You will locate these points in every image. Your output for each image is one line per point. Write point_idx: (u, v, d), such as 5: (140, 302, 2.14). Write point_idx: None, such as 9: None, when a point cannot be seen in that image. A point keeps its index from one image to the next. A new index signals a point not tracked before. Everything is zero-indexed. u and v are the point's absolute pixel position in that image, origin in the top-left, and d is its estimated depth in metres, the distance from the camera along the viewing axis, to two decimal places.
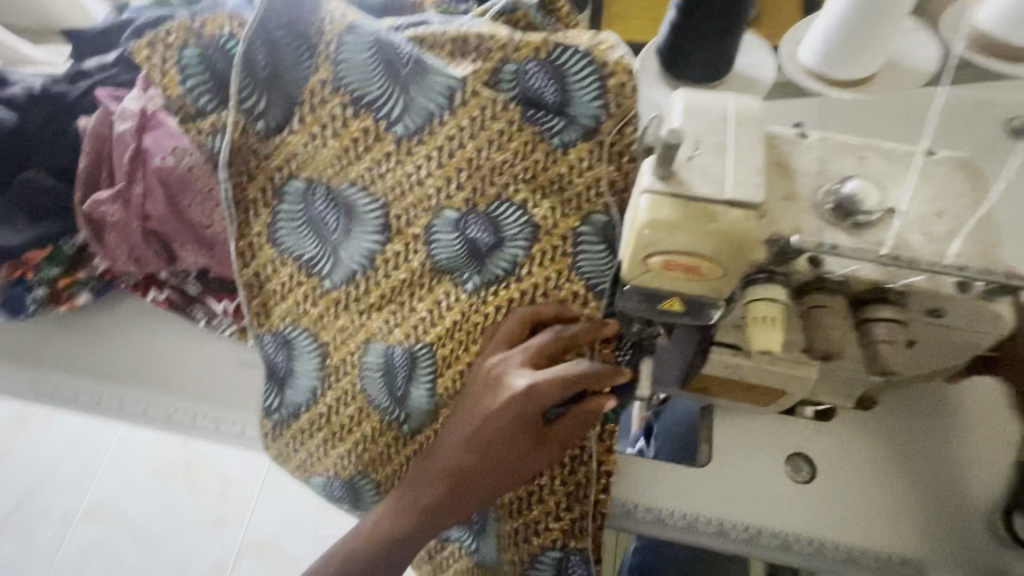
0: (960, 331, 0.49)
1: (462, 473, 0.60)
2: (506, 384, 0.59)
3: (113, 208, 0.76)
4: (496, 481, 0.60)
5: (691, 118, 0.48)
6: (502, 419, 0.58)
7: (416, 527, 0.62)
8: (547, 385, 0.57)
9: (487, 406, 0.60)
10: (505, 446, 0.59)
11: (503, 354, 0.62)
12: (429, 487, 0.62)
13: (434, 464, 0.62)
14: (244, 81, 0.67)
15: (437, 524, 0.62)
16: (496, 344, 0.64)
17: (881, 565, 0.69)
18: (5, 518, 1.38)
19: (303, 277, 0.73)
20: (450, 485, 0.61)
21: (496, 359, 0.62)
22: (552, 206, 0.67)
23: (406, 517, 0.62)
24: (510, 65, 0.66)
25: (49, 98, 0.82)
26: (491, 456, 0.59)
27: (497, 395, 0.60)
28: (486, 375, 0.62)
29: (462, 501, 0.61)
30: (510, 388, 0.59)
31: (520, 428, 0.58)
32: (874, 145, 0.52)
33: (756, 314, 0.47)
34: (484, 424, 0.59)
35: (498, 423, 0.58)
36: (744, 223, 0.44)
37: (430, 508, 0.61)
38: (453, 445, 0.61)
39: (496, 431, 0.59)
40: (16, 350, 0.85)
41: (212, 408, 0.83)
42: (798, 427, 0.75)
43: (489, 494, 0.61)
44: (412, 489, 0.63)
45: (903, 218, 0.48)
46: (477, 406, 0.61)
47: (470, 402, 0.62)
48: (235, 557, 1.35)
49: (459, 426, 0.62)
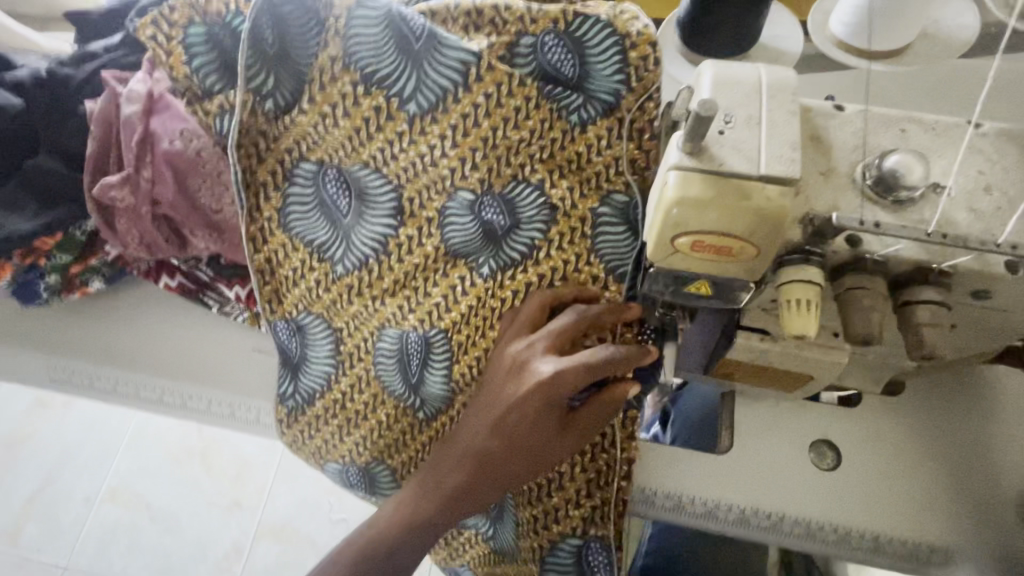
0: (1005, 314, 0.47)
1: (486, 460, 0.59)
2: (530, 369, 0.58)
3: (122, 192, 0.75)
4: (519, 467, 0.59)
5: (721, 90, 0.46)
6: (526, 406, 0.57)
7: (439, 513, 0.61)
8: (572, 371, 0.55)
9: (510, 392, 0.58)
10: (530, 432, 0.58)
11: (525, 340, 0.60)
12: (451, 473, 0.61)
13: (456, 450, 0.61)
14: (252, 58, 0.64)
15: (460, 510, 0.61)
16: (517, 330, 0.62)
17: (907, 553, 0.68)
18: (28, 500, 1.40)
19: (315, 262, 0.72)
20: (473, 471, 0.60)
21: (520, 345, 0.60)
22: (571, 186, 0.65)
23: (428, 503, 0.61)
24: (526, 39, 0.64)
25: (56, 81, 0.80)
26: (515, 442, 0.58)
27: (521, 381, 0.58)
28: (509, 361, 0.60)
29: (485, 488, 0.60)
30: (535, 374, 0.57)
31: (545, 415, 0.57)
32: (915, 118, 0.49)
33: (790, 297, 0.45)
34: (507, 410, 0.58)
35: (522, 409, 0.57)
36: (780, 201, 0.42)
37: (453, 495, 0.61)
38: (476, 431, 0.60)
39: (520, 418, 0.57)
40: (30, 336, 0.85)
41: (227, 395, 0.83)
42: (824, 413, 0.73)
43: (512, 481, 0.60)
44: (434, 475, 0.62)
45: (950, 195, 0.45)
46: (500, 392, 0.59)
47: (493, 389, 0.60)
48: (252, 540, 1.37)
49: (481, 412, 0.60)
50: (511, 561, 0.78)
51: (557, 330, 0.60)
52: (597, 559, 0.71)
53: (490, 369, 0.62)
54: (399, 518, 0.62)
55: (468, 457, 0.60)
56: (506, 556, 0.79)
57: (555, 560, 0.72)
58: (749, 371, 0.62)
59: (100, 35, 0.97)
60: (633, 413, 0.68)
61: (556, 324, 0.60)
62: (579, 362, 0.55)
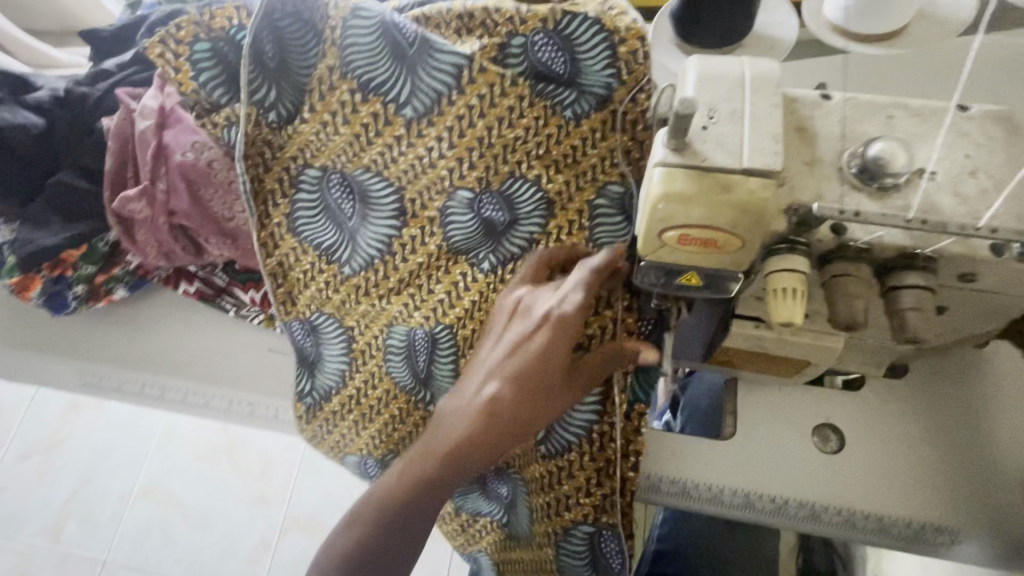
0: (995, 296, 0.47)
1: (497, 402, 0.59)
2: (540, 316, 0.61)
3: (140, 205, 0.78)
4: (530, 418, 0.60)
5: (704, 85, 0.47)
6: (537, 345, 0.60)
7: (452, 471, 0.59)
8: (581, 311, 0.59)
9: (519, 336, 0.61)
10: (542, 371, 0.60)
11: (532, 291, 0.62)
12: (461, 424, 0.60)
13: (465, 401, 0.61)
14: (253, 71, 0.67)
15: (471, 467, 0.60)
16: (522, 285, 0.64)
17: (912, 533, 0.69)
18: (68, 499, 1.47)
19: (324, 265, 0.74)
20: (485, 416, 0.59)
21: (522, 291, 0.63)
22: (567, 179, 0.66)
23: (438, 456, 0.59)
24: (517, 39, 0.65)
25: (73, 99, 0.84)
26: (526, 386, 0.59)
27: (528, 320, 0.61)
28: (513, 304, 0.63)
29: (495, 439, 0.59)
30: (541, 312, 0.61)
31: (557, 359, 0.59)
32: (902, 103, 0.49)
33: (776, 286, 0.46)
34: (518, 351, 0.60)
35: (533, 346, 0.60)
36: (762, 193, 0.43)
37: (463, 442, 0.59)
38: (487, 373, 0.61)
39: (531, 357, 0.60)
40: (61, 344, 0.90)
41: (247, 395, 0.86)
42: (827, 397, 0.74)
43: (524, 429, 0.60)
44: (443, 433, 0.61)
45: (934, 180, 0.45)
46: (507, 338, 0.61)
47: (499, 333, 0.62)
48: (280, 534, 1.42)
49: (490, 355, 0.62)
50: (527, 546, 0.80)
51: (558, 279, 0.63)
52: (610, 546, 0.72)
53: (494, 326, 0.63)
54: (410, 481, 0.59)
55: (480, 409, 0.60)
56: (522, 541, 0.81)
57: (569, 546, 0.73)
58: (747, 357, 0.63)
59: (112, 51, 1.01)
60: (639, 406, 0.69)
61: (574, 276, 0.60)
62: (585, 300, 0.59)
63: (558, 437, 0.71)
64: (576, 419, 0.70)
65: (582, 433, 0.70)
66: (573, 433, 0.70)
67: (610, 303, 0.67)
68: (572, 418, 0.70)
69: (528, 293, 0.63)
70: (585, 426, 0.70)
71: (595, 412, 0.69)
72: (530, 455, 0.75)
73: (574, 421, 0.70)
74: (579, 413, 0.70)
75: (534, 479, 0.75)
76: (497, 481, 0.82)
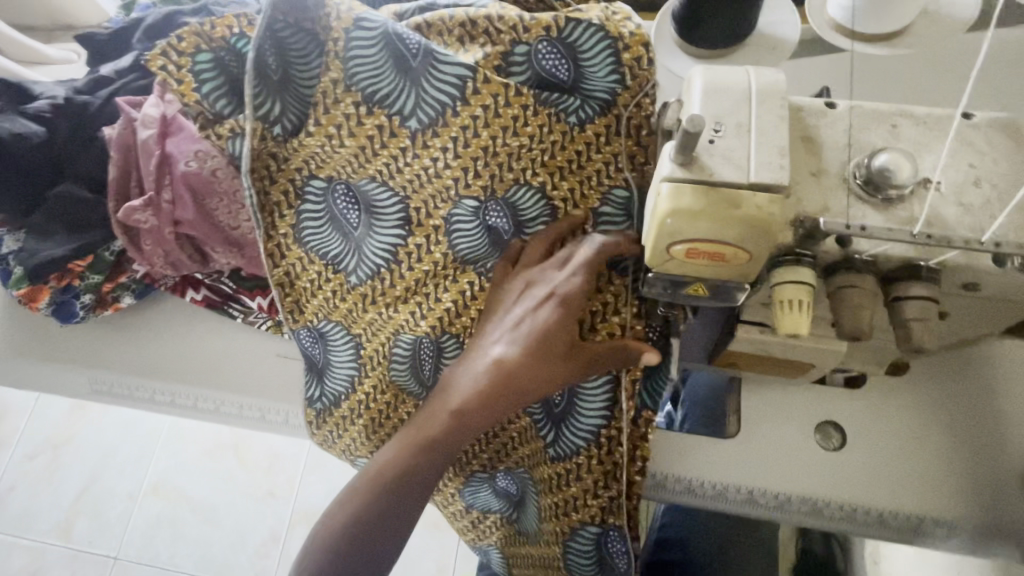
0: (996, 303, 0.48)
1: (504, 364, 0.62)
2: (546, 288, 0.64)
3: (146, 215, 0.79)
4: (531, 383, 0.62)
5: (711, 98, 0.47)
6: (543, 315, 0.63)
7: (453, 428, 0.62)
8: (587, 286, 0.63)
9: (528, 308, 0.64)
10: (546, 340, 0.62)
11: (539, 267, 0.65)
12: (469, 384, 0.63)
13: (474, 363, 0.64)
14: (257, 87, 0.66)
15: (471, 425, 0.63)
16: (528, 263, 0.66)
17: (911, 526, 0.71)
18: (77, 498, 1.49)
19: (331, 273, 0.75)
20: (491, 377, 0.62)
21: (534, 270, 0.66)
22: (572, 186, 0.67)
23: (444, 413, 0.63)
24: (520, 48, 0.65)
25: (74, 108, 0.83)
26: (532, 351, 0.62)
27: (536, 294, 0.64)
28: (523, 280, 0.66)
29: (499, 399, 0.62)
30: (548, 286, 0.64)
31: (559, 329, 0.62)
32: (907, 112, 0.49)
33: (783, 297, 0.47)
34: (524, 321, 0.63)
35: (539, 316, 0.63)
36: (769, 208, 0.44)
37: (469, 401, 0.62)
38: (495, 339, 0.64)
39: (537, 326, 0.63)
40: (69, 353, 0.90)
41: (256, 401, 0.87)
42: (829, 394, 0.75)
43: (527, 395, 0.62)
44: (445, 395, 0.64)
45: (938, 191, 0.46)
46: (517, 309, 0.64)
47: (508, 305, 0.65)
48: (288, 527, 1.45)
49: (499, 323, 0.65)
50: (535, 544, 0.83)
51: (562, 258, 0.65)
52: (616, 547, 0.73)
53: (501, 297, 0.66)
54: (412, 442, 0.63)
55: (484, 371, 0.62)
56: (529, 538, 0.84)
57: (576, 545, 0.75)
58: (752, 360, 0.64)
59: (108, 55, 1.00)
60: (647, 413, 0.70)
61: (580, 257, 0.64)
62: (592, 274, 0.62)
63: (567, 439, 0.73)
64: (584, 423, 0.71)
65: (590, 436, 0.71)
66: (580, 437, 0.72)
67: (617, 310, 0.67)
68: (580, 421, 0.72)
69: (534, 269, 0.66)
70: (593, 430, 0.71)
71: (603, 416, 0.71)
72: (539, 457, 0.76)
73: (582, 425, 0.71)
74: (587, 417, 0.71)
75: (542, 480, 0.76)
76: (506, 480, 0.83)
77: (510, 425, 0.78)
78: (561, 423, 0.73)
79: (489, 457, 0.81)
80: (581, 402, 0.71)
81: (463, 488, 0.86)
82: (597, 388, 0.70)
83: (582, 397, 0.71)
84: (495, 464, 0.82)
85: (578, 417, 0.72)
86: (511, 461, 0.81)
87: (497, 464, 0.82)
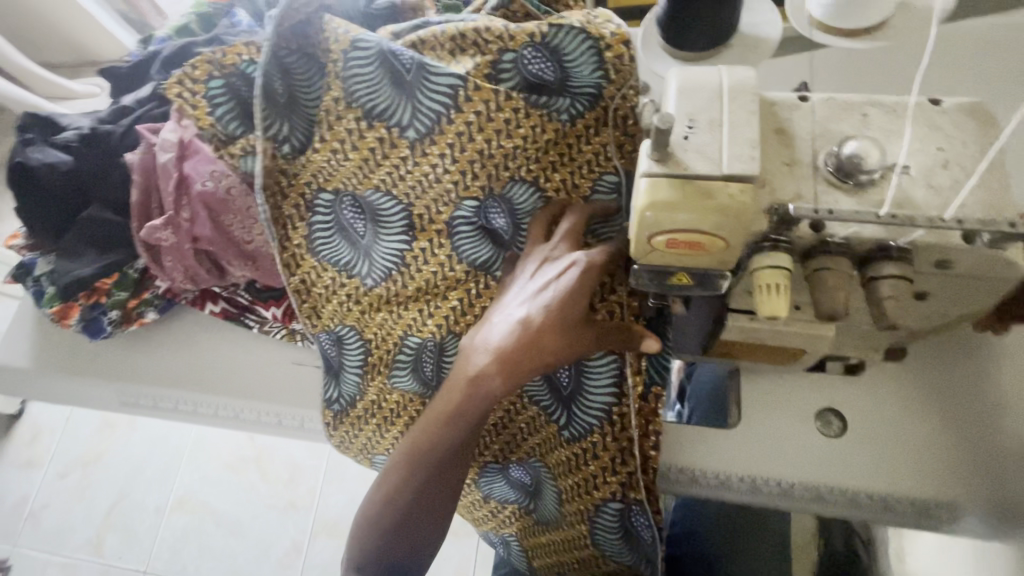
0: (973, 281, 0.50)
1: (526, 330, 0.61)
2: (566, 259, 0.63)
3: (166, 233, 0.83)
4: (553, 351, 0.61)
5: (684, 96, 0.50)
6: (564, 286, 0.62)
7: (474, 398, 0.62)
8: (609, 257, 0.63)
9: (552, 277, 0.63)
10: (567, 308, 0.61)
11: (553, 247, 0.66)
12: (490, 349, 0.62)
13: (495, 330, 0.63)
14: (265, 111, 0.71)
15: (488, 397, 0.62)
16: (533, 245, 0.68)
17: (916, 509, 0.71)
18: (108, 512, 1.54)
19: (345, 278, 0.79)
20: (516, 344, 0.61)
21: (546, 250, 0.66)
22: (564, 177, 0.71)
23: (465, 383, 0.62)
24: (507, 55, 0.68)
25: (97, 136, 0.89)
26: (552, 318, 0.61)
27: (555, 267, 0.64)
28: (540, 256, 0.66)
29: (521, 365, 0.61)
30: (567, 260, 0.63)
31: (582, 296, 0.61)
32: (875, 101, 0.52)
33: (761, 282, 0.49)
34: (547, 290, 0.62)
35: (562, 286, 0.62)
36: (742, 197, 0.46)
37: (492, 367, 0.61)
38: (516, 305, 0.63)
39: (559, 294, 0.61)
40: (98, 367, 0.95)
41: (272, 407, 0.91)
42: (829, 381, 0.76)
43: (549, 362, 0.61)
44: (466, 362, 0.64)
45: (906, 175, 0.48)
46: (539, 279, 0.64)
47: (527, 276, 0.65)
48: (311, 537, 1.48)
49: (516, 292, 0.65)
50: (556, 529, 0.85)
51: (569, 232, 0.66)
52: (639, 520, 0.75)
53: (516, 276, 0.67)
54: (432, 416, 0.64)
55: (500, 340, 0.62)
56: (548, 525, 0.86)
57: (602, 522, 0.77)
58: (746, 348, 0.67)
59: (128, 86, 1.06)
60: (656, 389, 0.72)
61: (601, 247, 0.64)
62: (612, 249, 0.63)
63: (580, 420, 0.75)
64: (594, 402, 0.73)
65: (602, 415, 0.73)
66: (592, 417, 0.74)
67: (614, 290, 0.71)
68: (590, 401, 0.74)
69: (546, 247, 0.67)
70: (603, 408, 0.73)
71: (611, 395, 0.73)
72: (553, 442, 0.78)
73: (591, 404, 0.74)
74: (595, 396, 0.73)
75: (560, 463, 0.78)
76: (520, 470, 0.84)
77: (520, 415, 0.80)
78: (571, 404, 0.75)
79: (501, 448, 0.84)
80: (588, 382, 0.74)
81: (479, 479, 0.87)
82: (603, 367, 0.73)
83: (588, 379, 0.74)
84: (507, 456, 0.84)
85: (586, 397, 0.74)
86: (523, 451, 0.82)
87: (509, 456, 0.83)
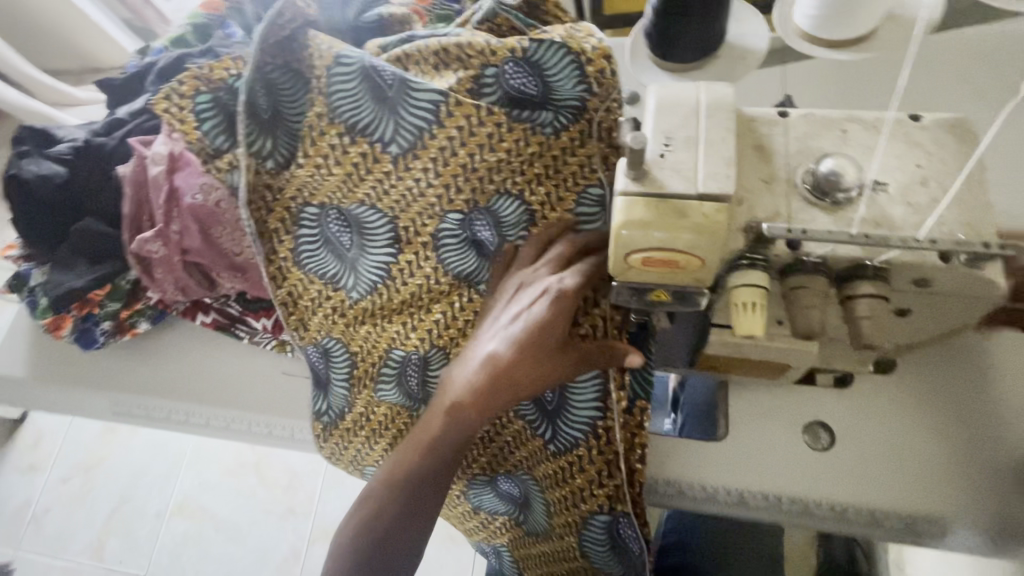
0: (952, 298, 0.49)
1: (501, 358, 0.61)
2: (541, 283, 0.63)
3: (157, 245, 0.84)
4: (527, 377, 0.61)
5: (661, 114, 0.50)
6: (539, 311, 0.61)
7: (450, 426, 0.63)
8: (589, 276, 0.63)
9: (527, 303, 0.62)
10: (542, 334, 0.61)
11: (532, 269, 0.65)
12: (466, 377, 0.62)
13: (471, 357, 0.63)
14: (250, 127, 0.72)
15: (466, 423, 0.62)
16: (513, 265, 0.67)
17: (904, 524, 0.71)
18: (108, 518, 1.55)
19: (331, 291, 0.79)
20: (490, 373, 0.61)
21: (525, 273, 0.66)
22: (549, 189, 0.70)
23: (442, 412, 0.63)
24: (489, 70, 0.69)
25: (90, 149, 0.90)
26: (527, 346, 0.61)
27: (532, 291, 0.63)
28: (517, 279, 0.66)
29: (495, 393, 0.61)
30: (544, 284, 0.63)
31: (557, 321, 0.61)
32: (854, 117, 0.52)
33: (737, 300, 0.48)
34: (522, 315, 0.62)
35: (537, 311, 0.61)
36: (717, 216, 0.46)
37: (467, 395, 0.61)
38: (492, 331, 0.64)
39: (534, 320, 0.61)
40: (93, 377, 0.96)
41: (264, 418, 0.92)
42: (817, 394, 0.76)
43: (524, 388, 0.61)
44: (444, 390, 0.64)
45: (884, 192, 0.48)
46: (515, 304, 0.63)
47: (504, 301, 0.65)
48: (308, 543, 1.49)
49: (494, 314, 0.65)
50: (546, 540, 0.84)
51: (552, 254, 0.65)
52: (627, 532, 0.74)
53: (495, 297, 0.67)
54: (410, 444, 0.64)
55: (475, 368, 0.62)
56: (538, 537, 0.85)
57: (590, 534, 0.77)
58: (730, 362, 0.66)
59: (124, 97, 1.07)
60: (642, 403, 0.72)
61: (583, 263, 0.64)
62: (592, 266, 0.63)
63: (566, 434, 0.74)
64: (579, 415, 0.73)
65: (586, 428, 0.73)
66: (577, 430, 0.73)
67: (597, 303, 0.70)
68: (574, 414, 0.74)
69: (527, 270, 0.66)
70: (587, 422, 0.73)
71: (596, 408, 0.73)
72: (540, 455, 0.78)
73: (576, 418, 0.73)
74: (580, 410, 0.73)
75: (547, 476, 0.78)
76: (508, 482, 0.84)
77: (506, 429, 0.80)
78: (557, 418, 0.75)
79: (489, 460, 0.83)
80: (572, 397, 0.74)
81: (468, 491, 0.87)
82: (587, 381, 0.73)
83: (573, 394, 0.74)
84: (495, 468, 0.83)
85: (570, 412, 0.74)
86: (509, 464, 0.82)
87: (497, 468, 0.83)
